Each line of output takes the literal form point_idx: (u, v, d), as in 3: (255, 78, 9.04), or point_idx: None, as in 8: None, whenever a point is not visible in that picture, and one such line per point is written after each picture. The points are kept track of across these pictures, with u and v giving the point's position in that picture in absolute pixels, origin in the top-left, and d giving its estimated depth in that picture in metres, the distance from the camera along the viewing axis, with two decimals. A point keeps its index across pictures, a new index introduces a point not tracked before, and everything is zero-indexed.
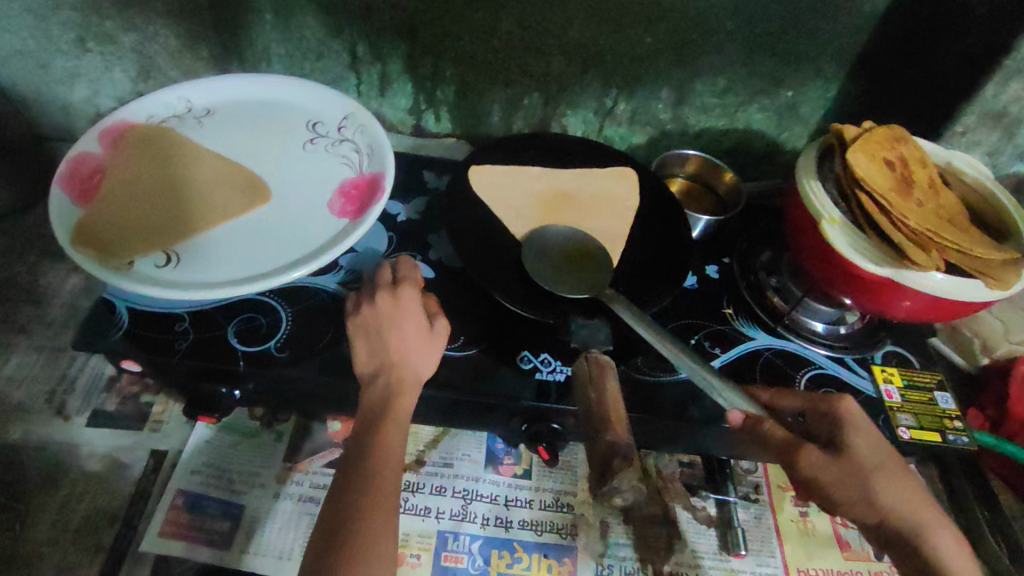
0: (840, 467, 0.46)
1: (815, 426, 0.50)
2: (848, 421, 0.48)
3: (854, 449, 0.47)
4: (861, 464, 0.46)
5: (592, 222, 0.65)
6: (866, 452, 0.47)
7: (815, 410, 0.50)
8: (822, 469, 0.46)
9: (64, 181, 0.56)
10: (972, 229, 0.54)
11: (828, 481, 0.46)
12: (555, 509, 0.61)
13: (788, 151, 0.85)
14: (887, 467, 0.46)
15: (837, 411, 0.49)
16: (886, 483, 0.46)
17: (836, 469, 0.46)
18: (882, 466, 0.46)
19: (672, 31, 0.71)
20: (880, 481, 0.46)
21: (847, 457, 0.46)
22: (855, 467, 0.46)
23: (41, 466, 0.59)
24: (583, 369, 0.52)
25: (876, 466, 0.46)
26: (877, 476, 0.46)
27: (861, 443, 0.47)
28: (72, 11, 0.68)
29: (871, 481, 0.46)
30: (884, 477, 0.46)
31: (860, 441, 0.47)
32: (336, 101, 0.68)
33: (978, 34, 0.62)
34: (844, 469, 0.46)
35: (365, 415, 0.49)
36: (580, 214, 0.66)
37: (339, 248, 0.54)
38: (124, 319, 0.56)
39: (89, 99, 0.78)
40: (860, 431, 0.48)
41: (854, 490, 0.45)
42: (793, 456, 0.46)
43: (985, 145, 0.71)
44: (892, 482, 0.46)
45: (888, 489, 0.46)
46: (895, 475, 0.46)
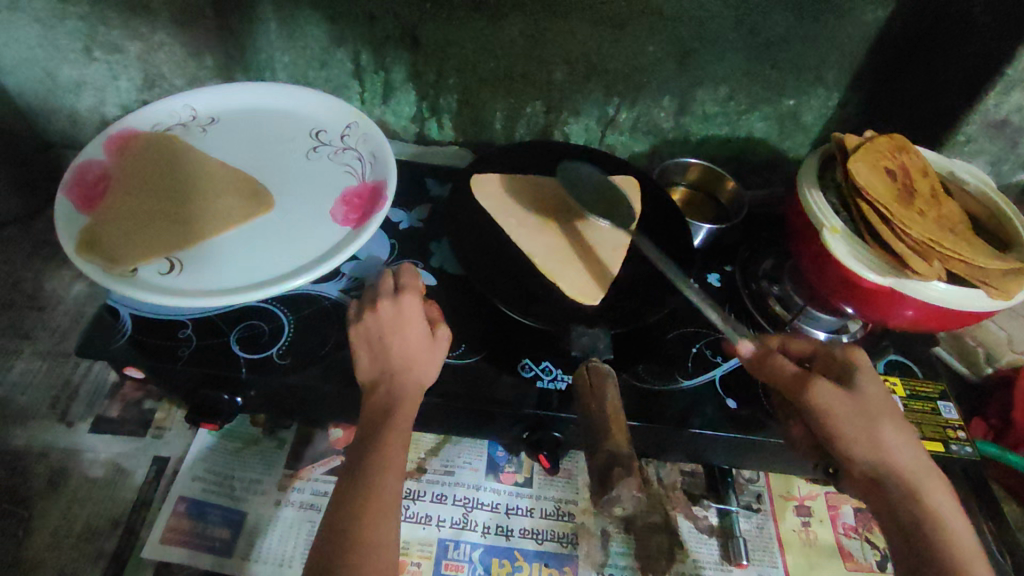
0: (849, 401, 0.47)
1: (826, 370, 0.52)
2: (859, 365, 0.50)
3: (864, 387, 0.48)
4: (870, 401, 0.48)
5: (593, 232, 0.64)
6: (874, 392, 0.48)
7: (829, 357, 0.52)
8: (833, 399, 0.47)
9: (69, 189, 0.57)
10: (974, 239, 0.54)
11: (837, 412, 0.47)
12: (556, 518, 0.61)
13: (790, 159, 0.85)
14: (893, 412, 0.48)
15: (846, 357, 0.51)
16: (890, 423, 0.47)
17: (846, 402, 0.47)
18: (889, 409, 0.48)
19: (673, 39, 0.71)
20: (886, 422, 0.47)
21: (857, 393, 0.48)
22: (864, 403, 0.48)
23: (44, 472, 0.59)
24: (581, 378, 0.53)
25: (881, 405, 0.48)
26: (883, 415, 0.47)
27: (870, 385, 0.49)
28: (79, 21, 0.69)
29: (876, 419, 0.47)
30: (888, 417, 0.48)
31: (869, 383, 0.49)
32: (339, 109, 0.68)
33: (981, 43, 0.62)
34: (855, 402, 0.47)
35: (366, 423, 0.50)
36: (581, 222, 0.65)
37: (341, 257, 0.55)
38: (128, 326, 0.57)
39: (95, 107, 0.79)
40: (871, 376, 0.50)
41: (858, 423, 0.47)
42: (803, 384, 0.48)
43: (988, 154, 0.70)
44: (895, 425, 0.47)
45: (891, 428, 0.47)
46: (898, 421, 0.48)
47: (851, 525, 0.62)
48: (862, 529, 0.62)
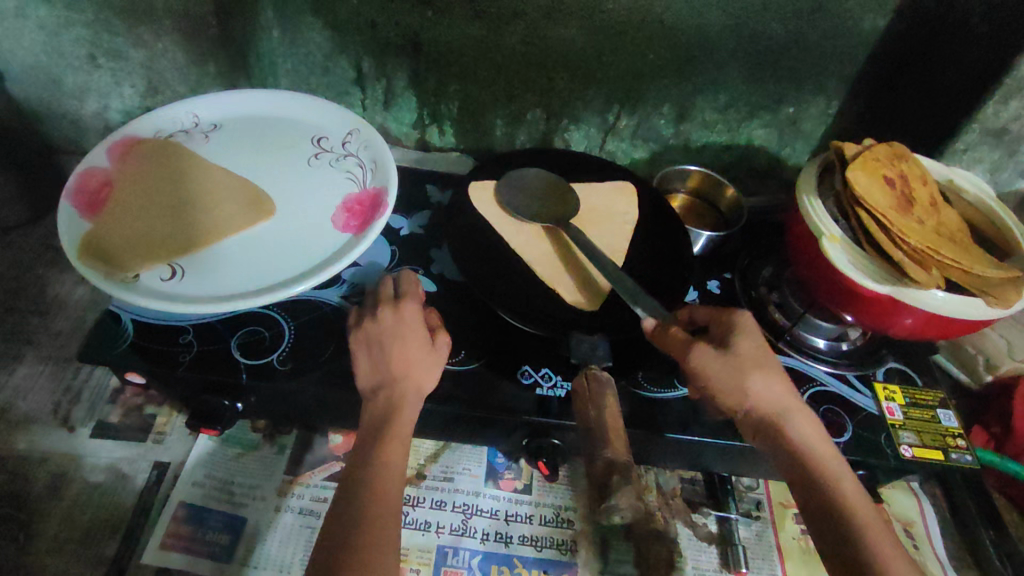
0: (727, 364, 0.48)
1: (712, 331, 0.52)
2: (739, 326, 0.50)
3: (739, 348, 0.49)
4: (743, 360, 0.48)
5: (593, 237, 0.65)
6: (749, 351, 0.49)
7: (716, 320, 0.52)
8: (711, 364, 0.48)
9: (72, 195, 0.57)
10: (973, 247, 0.54)
11: (714, 374, 0.48)
12: (555, 525, 0.61)
13: (789, 167, 0.85)
14: (767, 368, 0.49)
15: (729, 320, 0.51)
16: (763, 377, 0.48)
17: (722, 365, 0.48)
18: (763, 363, 0.49)
19: (673, 47, 0.72)
20: (758, 378, 0.48)
21: (732, 354, 0.48)
22: (737, 362, 0.48)
23: (45, 477, 0.59)
24: (581, 386, 0.52)
25: (756, 362, 0.48)
26: (755, 371, 0.48)
27: (746, 345, 0.49)
28: (84, 29, 0.70)
29: (748, 377, 0.48)
30: (762, 373, 0.48)
31: (744, 342, 0.49)
32: (340, 116, 0.69)
33: (978, 53, 0.63)
34: (729, 363, 0.48)
35: (366, 430, 0.50)
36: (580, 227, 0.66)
37: (342, 263, 0.55)
38: (129, 331, 0.57)
39: (99, 113, 0.80)
40: (751, 336, 0.50)
41: (733, 382, 0.48)
42: (688, 353, 0.48)
43: (986, 162, 0.70)
44: (768, 378, 0.48)
45: (767, 382, 0.48)
46: (772, 373, 0.48)
47: None
48: None
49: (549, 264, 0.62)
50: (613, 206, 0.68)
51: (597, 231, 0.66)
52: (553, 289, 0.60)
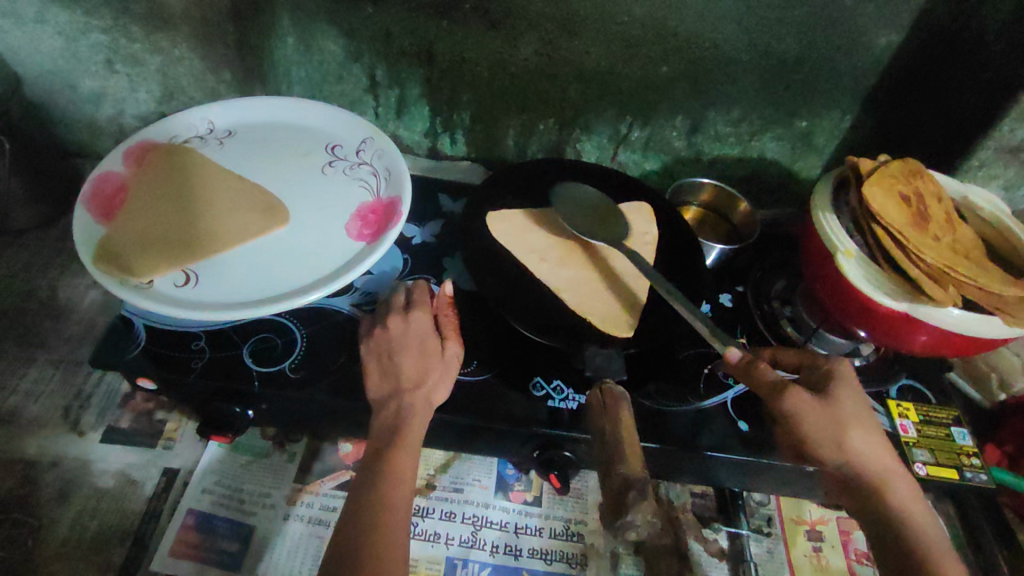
0: (824, 412, 0.48)
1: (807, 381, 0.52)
2: (837, 375, 0.51)
3: (836, 399, 0.49)
4: (843, 412, 0.48)
5: (615, 259, 0.64)
6: (850, 402, 0.49)
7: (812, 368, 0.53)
8: (806, 409, 0.48)
9: (88, 200, 0.57)
10: (989, 264, 0.54)
11: (810, 421, 0.48)
12: (565, 538, 0.60)
13: (801, 180, 0.85)
14: (866, 418, 0.49)
15: (827, 370, 0.52)
16: (862, 432, 0.48)
17: (819, 412, 0.48)
18: (863, 416, 0.49)
19: (688, 60, 0.72)
20: (856, 432, 0.48)
21: (832, 405, 0.49)
22: (838, 414, 0.48)
23: (55, 482, 0.59)
24: (596, 400, 0.53)
25: (855, 414, 0.49)
26: (855, 423, 0.48)
27: (847, 396, 0.49)
28: (102, 34, 0.71)
29: (845, 429, 0.48)
30: (860, 428, 0.48)
31: (847, 392, 0.50)
32: (355, 124, 0.69)
33: (991, 71, 0.63)
34: (828, 412, 0.48)
35: (377, 439, 0.50)
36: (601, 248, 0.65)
37: (355, 272, 0.55)
38: (142, 337, 0.57)
39: (114, 118, 0.80)
40: (851, 387, 0.50)
41: (831, 433, 0.48)
42: (782, 396, 0.48)
43: (1001, 179, 0.70)
44: (866, 433, 0.49)
45: (865, 436, 0.48)
46: (871, 428, 0.49)
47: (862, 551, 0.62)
48: None
49: (577, 290, 0.61)
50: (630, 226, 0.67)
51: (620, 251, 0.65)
52: (583, 317, 0.59)
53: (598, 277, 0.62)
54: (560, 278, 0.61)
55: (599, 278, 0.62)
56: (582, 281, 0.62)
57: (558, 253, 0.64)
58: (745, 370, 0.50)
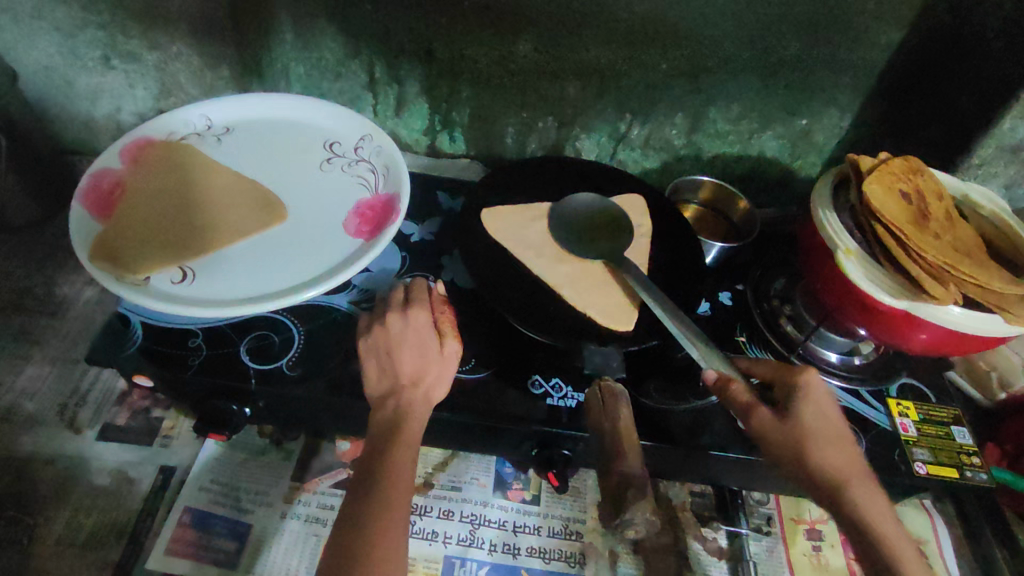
0: (784, 431, 0.48)
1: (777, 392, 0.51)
2: (798, 388, 0.50)
3: (791, 416, 0.49)
4: (803, 429, 0.48)
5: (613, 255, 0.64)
6: (809, 417, 0.49)
7: (781, 378, 0.51)
8: (765, 427, 0.49)
9: (84, 196, 0.57)
10: (989, 262, 0.53)
11: (770, 439, 0.48)
12: (564, 537, 0.60)
13: (801, 178, 0.85)
14: (828, 435, 0.48)
15: (790, 382, 0.51)
16: (819, 448, 0.48)
17: (776, 431, 0.48)
18: (822, 431, 0.48)
19: (687, 58, 0.72)
20: (811, 448, 0.48)
21: (790, 422, 0.48)
22: (797, 431, 0.48)
23: (51, 480, 0.59)
24: (595, 398, 0.53)
25: (814, 431, 0.48)
26: (814, 441, 0.48)
27: (809, 412, 0.49)
28: (99, 30, 0.70)
29: (800, 447, 0.48)
30: (816, 444, 0.48)
31: (806, 408, 0.49)
32: (353, 121, 0.69)
33: (993, 68, 0.63)
34: (783, 429, 0.48)
35: (375, 437, 0.49)
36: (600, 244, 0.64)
37: (353, 270, 0.55)
38: (138, 333, 0.57)
39: (111, 115, 0.80)
40: (812, 402, 0.49)
41: (790, 450, 0.48)
42: (747, 415, 0.49)
43: (1002, 177, 0.70)
44: (823, 449, 0.48)
45: (823, 451, 0.48)
46: (829, 443, 0.48)
47: None
48: None
49: (576, 286, 0.60)
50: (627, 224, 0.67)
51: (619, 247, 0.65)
52: (582, 312, 0.58)
53: (595, 271, 0.62)
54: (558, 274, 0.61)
55: (596, 273, 0.62)
56: (581, 276, 0.61)
57: (554, 249, 0.63)
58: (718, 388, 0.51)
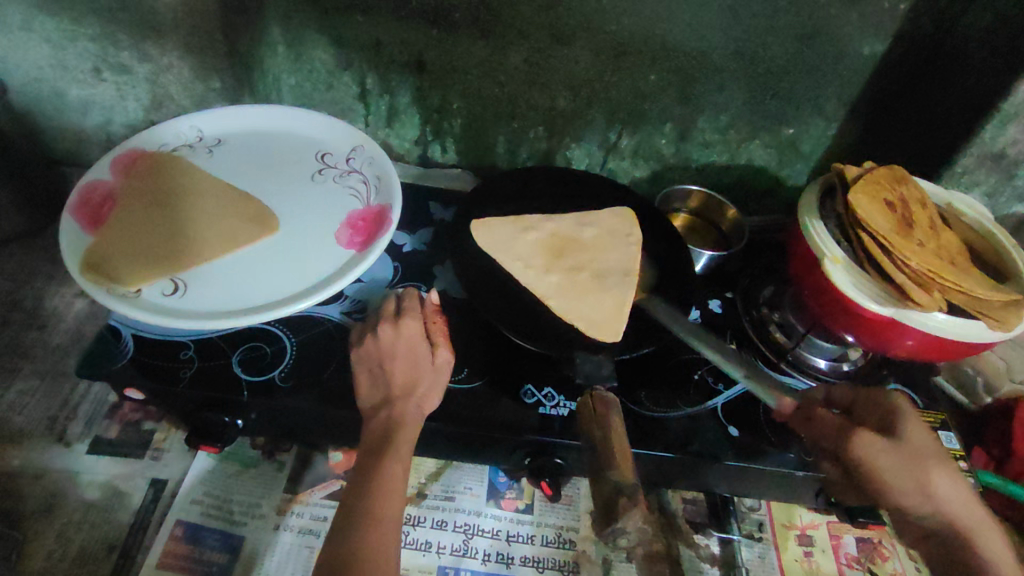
0: (905, 457, 0.46)
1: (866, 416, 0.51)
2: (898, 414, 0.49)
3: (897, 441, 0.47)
4: (920, 453, 0.46)
5: (599, 263, 0.64)
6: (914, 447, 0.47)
7: (868, 402, 0.51)
8: (882, 455, 0.46)
9: (75, 210, 0.57)
10: (972, 270, 0.54)
11: (889, 469, 0.45)
12: (558, 546, 0.60)
13: (788, 187, 0.86)
14: (942, 460, 0.47)
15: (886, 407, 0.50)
16: (941, 474, 0.46)
17: (899, 458, 0.46)
18: (939, 457, 0.47)
19: (675, 68, 0.73)
20: (934, 477, 0.46)
21: (906, 447, 0.46)
22: (914, 456, 0.46)
23: (40, 494, 0.59)
24: (586, 406, 0.54)
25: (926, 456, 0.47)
26: (932, 465, 0.46)
27: (916, 436, 0.47)
28: (89, 42, 0.70)
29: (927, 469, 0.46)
30: (940, 469, 0.46)
31: (914, 432, 0.47)
32: (345, 132, 0.69)
33: (977, 79, 0.64)
34: (900, 457, 0.46)
35: (366, 448, 0.49)
36: (586, 254, 0.65)
37: (345, 281, 0.55)
38: (130, 345, 0.57)
39: (101, 126, 0.80)
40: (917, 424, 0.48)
41: (910, 478, 0.45)
42: (850, 442, 0.46)
43: (984, 186, 0.71)
44: (947, 480, 0.46)
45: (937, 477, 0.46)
46: (939, 475, 0.46)
47: (853, 555, 0.62)
48: (865, 561, 0.62)
49: (565, 295, 0.61)
50: (613, 235, 0.67)
51: (606, 255, 0.65)
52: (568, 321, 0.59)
53: (580, 283, 0.62)
54: (547, 284, 0.62)
55: (581, 286, 0.62)
56: (568, 286, 0.62)
57: (543, 258, 0.64)
58: (805, 415, 0.49)
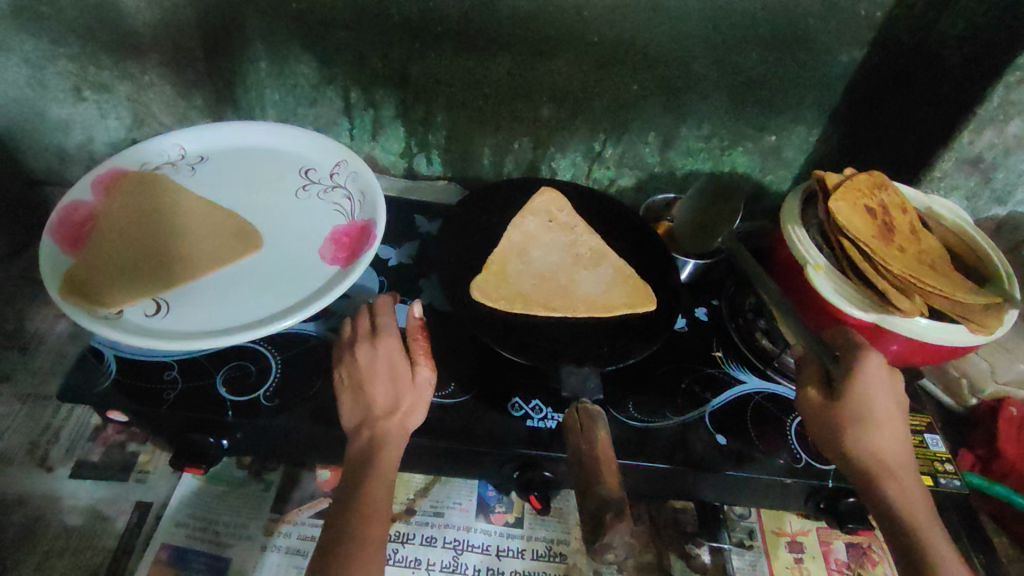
0: (831, 414, 0.49)
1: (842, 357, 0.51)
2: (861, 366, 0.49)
3: (852, 396, 0.48)
4: (853, 413, 0.48)
5: (557, 281, 0.64)
6: (865, 405, 0.49)
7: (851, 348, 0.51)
8: (814, 411, 0.50)
9: (55, 230, 0.56)
10: (952, 274, 0.55)
11: (818, 419, 0.50)
12: (548, 559, 0.60)
13: (773, 192, 0.86)
14: (872, 423, 0.48)
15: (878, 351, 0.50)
16: (865, 440, 0.48)
17: (825, 415, 0.49)
18: (869, 421, 0.48)
19: (657, 78, 0.73)
20: (858, 441, 0.48)
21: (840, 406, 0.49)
22: (849, 417, 0.49)
23: (20, 522, 0.58)
24: (573, 420, 0.53)
25: (862, 417, 0.49)
26: (855, 431, 0.48)
27: (860, 394, 0.48)
28: (69, 62, 0.70)
29: (846, 436, 0.49)
30: (863, 435, 0.48)
31: (860, 389, 0.49)
32: (328, 148, 0.69)
33: (951, 86, 0.65)
34: (834, 419, 0.49)
35: (350, 468, 0.49)
36: (548, 270, 0.65)
37: (329, 298, 0.54)
38: (112, 367, 0.56)
39: (82, 145, 0.79)
40: (870, 383, 0.49)
41: (833, 434, 0.49)
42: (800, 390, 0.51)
43: (963, 189, 0.72)
44: (868, 441, 0.48)
45: (854, 448, 0.48)
46: (873, 434, 0.48)
47: (843, 560, 0.62)
48: (855, 565, 0.62)
49: (515, 307, 0.61)
50: (581, 257, 0.66)
51: (567, 276, 0.64)
52: (516, 334, 0.59)
53: (535, 296, 0.62)
54: (503, 295, 0.61)
55: (537, 298, 0.62)
56: (521, 298, 0.61)
57: (503, 270, 0.64)
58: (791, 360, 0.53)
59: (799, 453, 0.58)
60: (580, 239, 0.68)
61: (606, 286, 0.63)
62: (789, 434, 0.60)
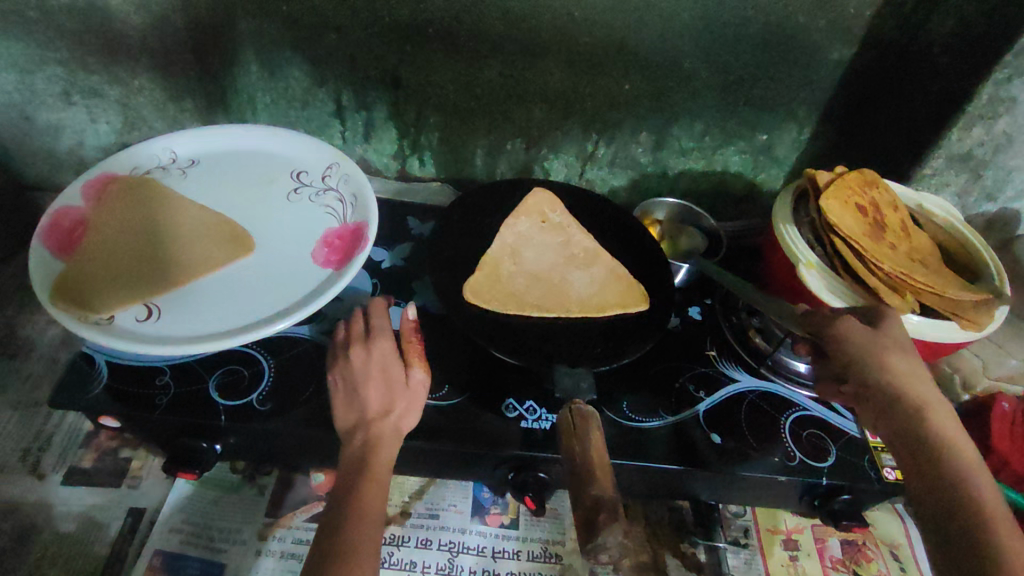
0: (870, 335, 0.49)
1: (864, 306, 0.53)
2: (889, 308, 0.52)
3: (888, 326, 0.50)
4: (891, 336, 0.49)
5: (549, 283, 0.64)
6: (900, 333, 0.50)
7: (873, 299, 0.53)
8: (855, 331, 0.50)
9: (44, 234, 0.56)
10: (943, 271, 0.55)
11: (856, 337, 0.50)
12: (544, 560, 0.60)
13: (765, 191, 0.87)
14: (907, 350, 0.49)
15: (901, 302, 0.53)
16: (902, 360, 0.48)
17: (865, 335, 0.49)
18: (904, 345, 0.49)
19: (648, 78, 0.73)
20: (896, 359, 0.48)
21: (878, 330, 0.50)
22: (886, 338, 0.49)
23: (11, 530, 0.57)
24: (566, 421, 0.53)
25: (903, 342, 0.49)
26: (892, 350, 0.49)
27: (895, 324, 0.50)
28: (58, 66, 0.69)
29: (886, 353, 0.48)
30: (900, 355, 0.48)
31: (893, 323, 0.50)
32: (320, 150, 0.69)
33: (940, 83, 0.65)
34: (872, 338, 0.49)
35: (344, 471, 0.49)
36: (541, 272, 0.65)
37: (322, 300, 0.54)
38: (104, 373, 0.56)
39: (72, 150, 0.79)
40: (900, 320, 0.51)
41: (872, 350, 0.49)
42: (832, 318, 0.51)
43: (953, 186, 0.72)
44: (904, 363, 0.48)
45: (895, 363, 0.48)
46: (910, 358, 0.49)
47: (838, 558, 0.62)
48: (850, 562, 0.62)
49: (509, 310, 0.61)
50: (573, 259, 0.67)
51: (560, 278, 0.65)
52: (509, 335, 0.59)
53: (528, 298, 0.62)
54: (496, 296, 0.62)
55: (531, 299, 0.62)
56: (515, 300, 0.62)
57: (496, 272, 0.64)
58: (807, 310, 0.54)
59: (794, 452, 0.58)
60: (572, 241, 0.69)
61: (599, 287, 0.64)
62: (783, 433, 0.60)
